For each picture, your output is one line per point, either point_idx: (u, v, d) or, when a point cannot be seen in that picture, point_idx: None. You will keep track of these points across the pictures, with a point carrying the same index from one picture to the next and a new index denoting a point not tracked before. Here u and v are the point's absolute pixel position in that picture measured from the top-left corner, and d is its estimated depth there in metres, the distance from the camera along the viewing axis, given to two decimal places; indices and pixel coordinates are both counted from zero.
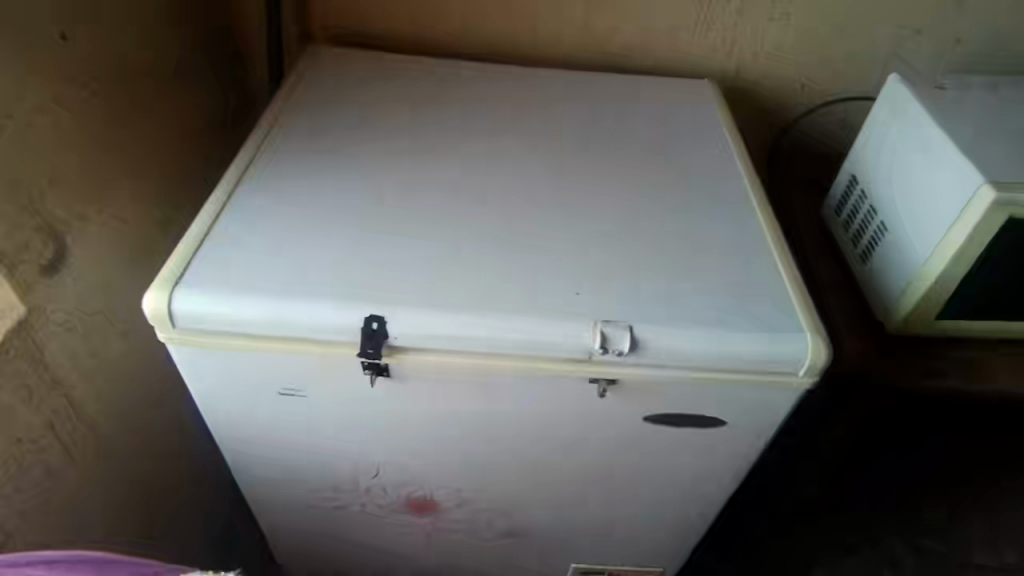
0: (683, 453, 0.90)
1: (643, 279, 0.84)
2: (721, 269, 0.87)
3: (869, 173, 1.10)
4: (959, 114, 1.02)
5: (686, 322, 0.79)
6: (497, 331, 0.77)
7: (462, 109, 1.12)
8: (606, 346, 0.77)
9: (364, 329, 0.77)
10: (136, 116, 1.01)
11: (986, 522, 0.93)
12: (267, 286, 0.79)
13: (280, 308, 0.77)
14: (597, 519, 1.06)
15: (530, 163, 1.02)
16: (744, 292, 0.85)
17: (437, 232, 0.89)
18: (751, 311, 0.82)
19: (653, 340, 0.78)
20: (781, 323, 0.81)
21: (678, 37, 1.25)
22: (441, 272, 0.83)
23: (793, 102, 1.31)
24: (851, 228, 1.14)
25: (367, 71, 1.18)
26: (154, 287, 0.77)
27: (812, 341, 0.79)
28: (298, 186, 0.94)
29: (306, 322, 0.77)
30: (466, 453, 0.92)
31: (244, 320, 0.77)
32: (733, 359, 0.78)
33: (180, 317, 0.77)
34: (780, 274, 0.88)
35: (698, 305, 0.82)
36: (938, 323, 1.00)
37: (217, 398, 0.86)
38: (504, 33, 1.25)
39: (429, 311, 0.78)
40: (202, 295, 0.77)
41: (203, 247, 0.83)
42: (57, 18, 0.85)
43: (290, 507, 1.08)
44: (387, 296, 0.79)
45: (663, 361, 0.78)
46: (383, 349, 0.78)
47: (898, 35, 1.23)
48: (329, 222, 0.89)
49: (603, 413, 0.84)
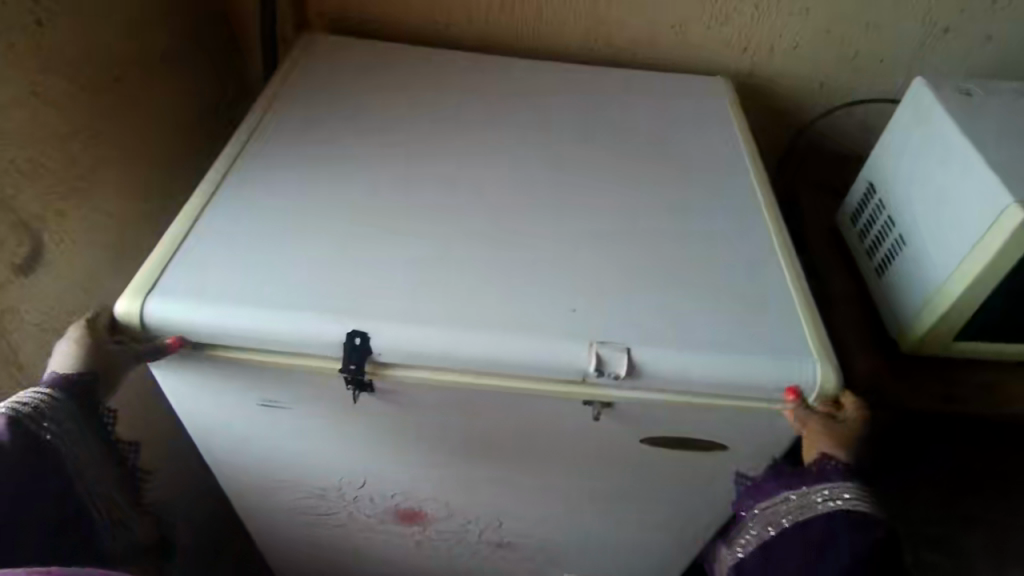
0: (681, 474, 0.87)
1: (644, 292, 0.80)
2: (729, 284, 0.83)
3: (888, 182, 1.04)
4: (989, 123, 0.96)
5: (687, 344, 0.75)
6: (487, 349, 0.73)
7: (462, 100, 1.07)
8: (602, 369, 0.73)
9: (346, 343, 0.73)
10: (121, 108, 0.97)
11: (990, 534, 1.06)
12: (245, 295, 0.75)
13: (259, 318, 0.73)
14: (591, 533, 1.03)
15: (528, 161, 0.97)
16: (751, 311, 0.80)
17: (428, 229, 0.85)
18: (759, 331, 0.77)
19: (650, 363, 0.73)
20: (783, 344, 0.76)
21: (691, 31, 1.18)
22: (429, 280, 0.79)
23: (811, 102, 1.25)
24: (866, 239, 1.08)
25: (364, 60, 1.13)
26: (127, 293, 0.74)
27: (821, 368, 0.75)
28: (288, 176, 0.90)
29: (287, 334, 0.73)
30: (454, 468, 0.89)
31: (219, 330, 0.73)
32: (736, 384, 0.74)
33: (152, 324, 0.73)
34: (784, 278, 0.84)
35: (702, 325, 0.77)
36: (956, 343, 0.95)
37: (197, 407, 0.83)
38: (508, 23, 1.19)
39: (416, 326, 0.74)
40: (177, 302, 0.73)
41: (188, 238, 0.80)
42: (33, 4, 0.79)
43: (276, 514, 1.05)
44: (373, 304, 0.75)
45: (660, 385, 0.74)
46: (367, 364, 0.75)
47: (926, 34, 1.15)
48: (317, 217, 0.85)
49: (597, 434, 0.80)
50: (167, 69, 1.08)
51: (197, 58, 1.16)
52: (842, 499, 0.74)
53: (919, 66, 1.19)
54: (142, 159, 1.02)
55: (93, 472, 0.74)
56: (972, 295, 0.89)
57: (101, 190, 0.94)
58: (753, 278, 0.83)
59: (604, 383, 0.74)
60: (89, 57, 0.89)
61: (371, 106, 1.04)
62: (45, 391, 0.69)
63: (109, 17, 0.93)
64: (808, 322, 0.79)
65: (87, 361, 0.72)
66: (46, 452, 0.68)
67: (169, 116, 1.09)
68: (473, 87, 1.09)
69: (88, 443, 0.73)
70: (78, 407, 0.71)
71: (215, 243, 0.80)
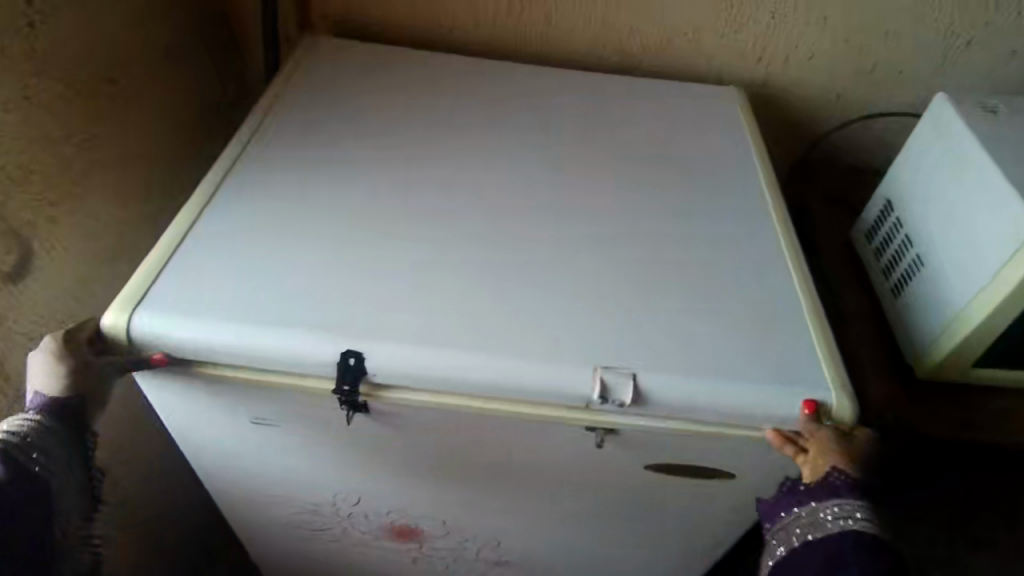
0: (685, 500, 0.84)
1: (655, 308, 0.77)
2: (740, 293, 0.80)
3: (906, 200, 1.01)
4: (1013, 141, 0.92)
5: (699, 372, 0.71)
6: (492, 373, 0.70)
7: (466, 105, 1.03)
8: (606, 396, 0.70)
9: (341, 363, 0.70)
10: (120, 105, 0.94)
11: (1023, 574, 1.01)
12: (236, 310, 0.72)
13: (251, 335, 0.70)
14: (592, 555, 1.00)
15: (530, 166, 0.94)
16: (766, 336, 0.76)
17: (425, 234, 0.83)
18: (770, 355, 0.74)
19: (658, 391, 0.70)
20: (792, 366, 0.73)
21: (704, 39, 1.15)
22: (428, 293, 0.76)
23: (826, 114, 1.22)
24: (883, 257, 1.04)
25: (367, 62, 1.10)
26: (114, 307, 0.71)
27: (837, 397, 0.71)
28: (289, 179, 0.88)
29: (283, 355, 0.70)
30: (450, 487, 0.86)
31: (211, 348, 0.70)
32: (751, 414, 0.71)
33: (139, 338, 0.70)
34: (792, 281, 0.83)
35: (712, 348, 0.74)
36: (974, 370, 0.91)
37: (186, 422, 0.80)
38: (515, 28, 1.16)
39: (418, 348, 0.71)
40: (164, 317, 0.70)
41: (185, 241, 0.78)
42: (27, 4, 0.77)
43: (270, 527, 1.02)
44: (374, 318, 0.73)
45: (669, 413, 0.71)
46: (362, 385, 0.72)
47: (946, 46, 1.12)
48: (312, 220, 0.82)
49: (599, 459, 0.77)
50: (167, 71, 1.05)
51: (197, 59, 1.14)
52: (854, 519, 0.68)
53: (940, 79, 1.16)
54: (139, 163, 1.00)
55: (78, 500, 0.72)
56: (993, 321, 0.85)
57: (97, 195, 0.92)
58: (765, 297, 0.80)
59: (607, 410, 0.71)
60: (85, 60, 0.87)
61: (373, 109, 1.01)
62: (33, 418, 0.68)
63: (106, 19, 0.90)
64: (822, 344, 0.76)
65: (72, 384, 0.70)
66: (38, 480, 0.66)
67: (167, 119, 1.06)
68: (478, 91, 1.06)
69: (76, 469, 0.71)
70: (65, 431, 0.70)
71: (207, 252, 0.77)
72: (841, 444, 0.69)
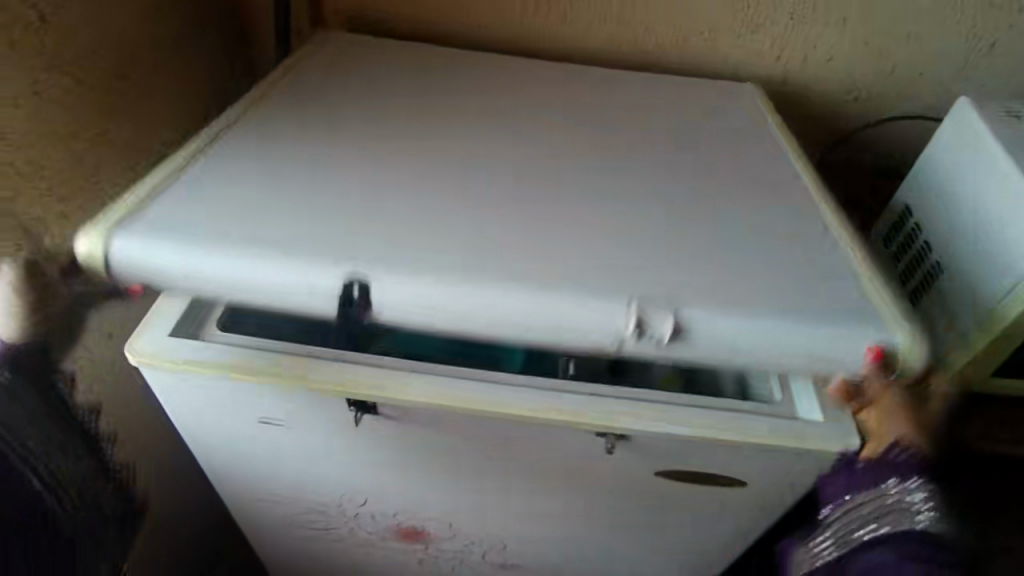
0: (696, 508, 0.83)
1: (693, 255, 0.74)
2: (783, 250, 0.77)
3: (928, 206, 0.98)
4: None
5: (740, 310, 0.68)
6: (519, 312, 0.67)
7: (478, 91, 1.00)
8: (642, 329, 0.67)
9: (344, 293, 0.68)
10: (132, 96, 0.94)
11: None
12: (231, 239, 0.69)
13: (242, 264, 0.68)
14: (601, 560, 0.98)
15: (552, 154, 0.89)
16: (822, 284, 0.72)
17: (447, 191, 0.80)
18: (821, 297, 0.71)
19: (699, 326, 0.67)
20: (851, 309, 0.70)
21: (721, 39, 1.13)
22: (426, 250, 0.71)
23: (843, 118, 1.20)
24: (902, 263, 1.03)
25: (375, 53, 1.07)
26: (87, 231, 0.68)
27: (905, 336, 0.67)
28: (290, 138, 0.85)
29: (270, 286, 0.68)
30: (458, 490, 0.85)
31: (201, 275, 0.68)
32: (799, 357, 0.68)
33: (116, 260, 0.68)
34: (842, 233, 0.80)
35: (756, 292, 0.71)
36: (992, 378, 0.89)
37: (192, 418, 0.79)
38: (530, 26, 1.15)
39: (436, 280, 0.68)
40: (150, 240, 0.68)
41: (187, 176, 0.76)
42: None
43: (276, 525, 1.02)
44: (385, 256, 0.70)
45: (710, 353, 0.68)
46: (366, 318, 0.69)
47: (969, 48, 1.10)
48: (328, 173, 0.80)
49: (609, 465, 0.77)
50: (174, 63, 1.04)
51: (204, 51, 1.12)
52: (924, 515, 0.68)
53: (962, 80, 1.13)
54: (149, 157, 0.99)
55: (68, 460, 0.68)
56: (1017, 329, 0.80)
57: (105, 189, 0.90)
58: (813, 250, 0.77)
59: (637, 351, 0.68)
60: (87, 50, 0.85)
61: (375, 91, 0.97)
62: None
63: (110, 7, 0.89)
64: (883, 288, 0.72)
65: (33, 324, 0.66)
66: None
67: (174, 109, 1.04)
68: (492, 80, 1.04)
69: (52, 429, 0.66)
70: (26, 384, 0.65)
71: (201, 189, 0.75)
72: (905, 398, 0.69)
